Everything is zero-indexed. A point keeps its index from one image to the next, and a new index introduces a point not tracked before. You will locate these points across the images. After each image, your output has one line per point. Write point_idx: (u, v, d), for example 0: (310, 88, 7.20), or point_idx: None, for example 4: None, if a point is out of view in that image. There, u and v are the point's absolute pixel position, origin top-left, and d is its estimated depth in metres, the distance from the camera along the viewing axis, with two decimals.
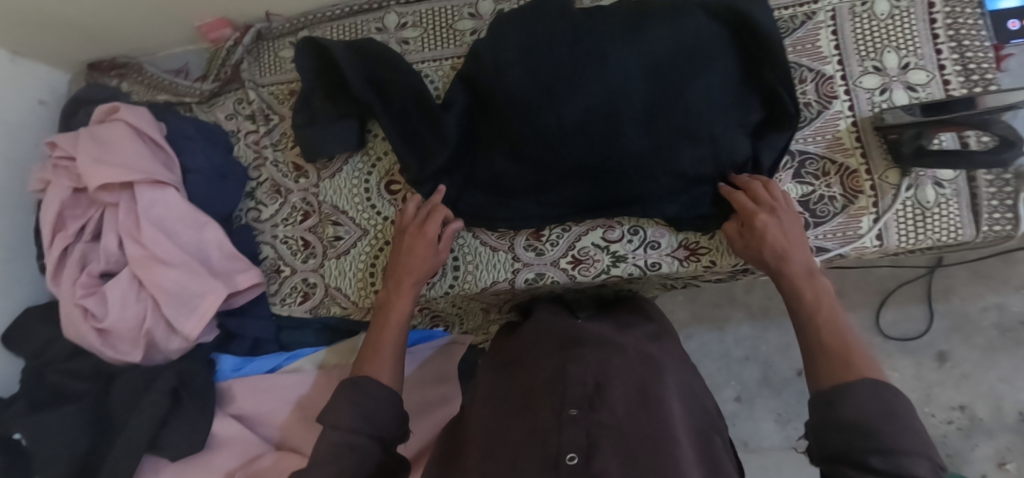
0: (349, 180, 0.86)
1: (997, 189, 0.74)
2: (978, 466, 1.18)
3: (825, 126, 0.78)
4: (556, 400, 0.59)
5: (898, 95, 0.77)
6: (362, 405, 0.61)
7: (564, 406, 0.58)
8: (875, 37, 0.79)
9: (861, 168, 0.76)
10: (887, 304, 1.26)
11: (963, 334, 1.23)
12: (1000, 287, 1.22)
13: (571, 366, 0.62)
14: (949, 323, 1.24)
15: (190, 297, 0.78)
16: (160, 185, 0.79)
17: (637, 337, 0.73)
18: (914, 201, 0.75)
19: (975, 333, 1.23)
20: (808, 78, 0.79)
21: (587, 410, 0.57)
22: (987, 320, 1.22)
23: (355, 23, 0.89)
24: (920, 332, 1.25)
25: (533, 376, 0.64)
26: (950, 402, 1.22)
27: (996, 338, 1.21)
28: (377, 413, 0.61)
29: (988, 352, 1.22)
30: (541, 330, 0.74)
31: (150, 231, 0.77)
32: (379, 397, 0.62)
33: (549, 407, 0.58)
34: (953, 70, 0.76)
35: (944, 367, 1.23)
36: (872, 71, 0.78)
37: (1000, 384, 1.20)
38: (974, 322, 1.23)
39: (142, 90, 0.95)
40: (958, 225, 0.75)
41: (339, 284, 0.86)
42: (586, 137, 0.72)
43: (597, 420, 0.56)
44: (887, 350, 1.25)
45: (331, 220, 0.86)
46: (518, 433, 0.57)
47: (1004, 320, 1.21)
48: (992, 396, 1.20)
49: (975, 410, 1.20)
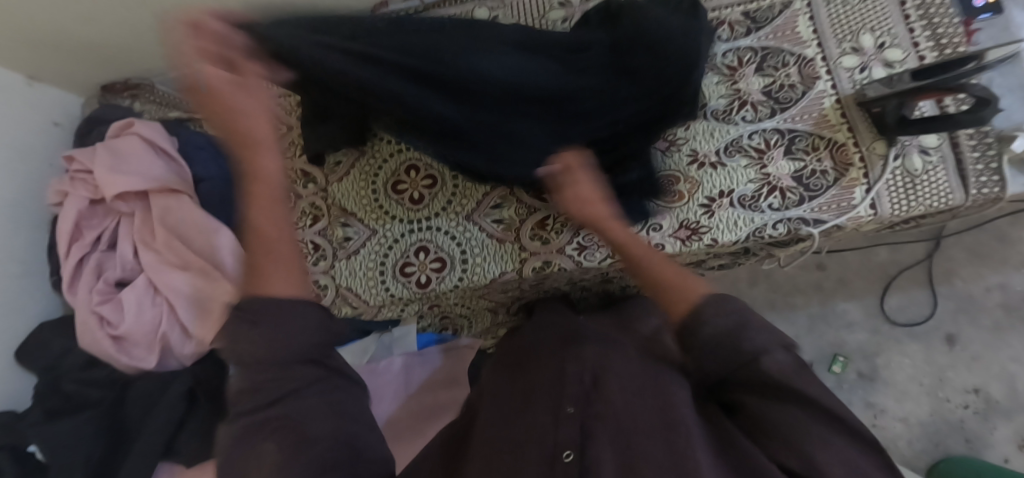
0: (356, 184, 0.89)
1: (980, 153, 0.77)
2: (1000, 450, 1.22)
3: (810, 106, 0.82)
4: (553, 399, 0.59)
5: (876, 72, 0.81)
6: (276, 324, 0.45)
7: (560, 406, 0.57)
8: (851, 20, 0.83)
9: (849, 142, 0.80)
10: (891, 290, 1.30)
11: (968, 314, 1.27)
12: (1000, 266, 1.27)
13: (569, 365, 0.63)
14: (954, 304, 1.28)
15: (204, 300, 0.79)
16: (175, 193, 0.82)
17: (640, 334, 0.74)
18: (902, 169, 0.78)
19: (981, 314, 1.27)
20: (790, 62, 0.83)
21: (584, 407, 0.56)
22: (991, 300, 1.26)
23: None
24: (926, 316, 1.29)
25: (531, 377, 0.64)
26: (964, 386, 1.25)
27: (1002, 317, 1.26)
28: (300, 325, 0.46)
29: (995, 331, 1.26)
30: (544, 331, 0.75)
31: (165, 238, 0.80)
32: (304, 311, 0.47)
33: (545, 406, 0.58)
34: (926, 47, 0.81)
35: (954, 349, 1.27)
36: (850, 52, 0.82)
37: (1011, 363, 1.24)
38: (979, 302, 1.27)
39: (153, 109, 1.00)
40: (948, 189, 0.77)
41: (349, 284, 0.88)
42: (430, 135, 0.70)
43: (591, 414, 0.55)
44: (895, 337, 1.29)
45: (341, 221, 0.89)
46: (515, 431, 0.56)
47: (1007, 299, 1.26)
48: (1006, 377, 1.24)
49: (988, 392, 1.24)
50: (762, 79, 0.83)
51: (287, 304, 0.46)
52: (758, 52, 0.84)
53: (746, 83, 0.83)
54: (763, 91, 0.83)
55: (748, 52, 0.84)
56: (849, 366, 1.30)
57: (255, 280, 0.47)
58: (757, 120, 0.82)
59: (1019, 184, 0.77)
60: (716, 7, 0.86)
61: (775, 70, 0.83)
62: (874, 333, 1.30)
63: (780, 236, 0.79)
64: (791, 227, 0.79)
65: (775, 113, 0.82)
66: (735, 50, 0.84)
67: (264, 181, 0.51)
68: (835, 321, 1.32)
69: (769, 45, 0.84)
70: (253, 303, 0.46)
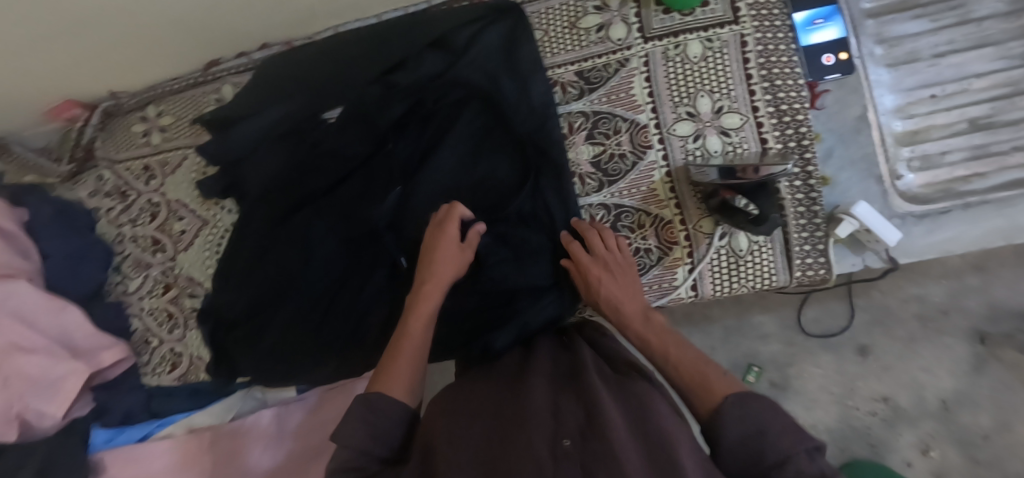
0: (201, 253, 0.90)
1: (808, 234, 0.74)
2: (902, 455, 1.06)
3: (639, 178, 0.77)
4: (548, 432, 0.51)
5: (711, 141, 0.76)
6: (376, 425, 0.58)
7: (556, 436, 0.50)
8: (687, 81, 0.77)
9: (676, 219, 0.76)
10: (808, 302, 1.11)
11: (883, 327, 1.09)
12: (921, 278, 1.08)
13: (562, 401, 0.56)
14: (870, 316, 1.09)
15: (51, 381, 0.83)
16: (11, 278, 0.83)
17: (567, 350, 0.70)
18: (727, 248, 0.75)
19: (896, 326, 1.08)
20: (622, 128, 0.78)
21: (580, 440, 0.49)
22: (908, 311, 1.08)
23: (194, 95, 0.92)
24: (842, 328, 1.10)
25: (524, 399, 0.57)
26: (872, 394, 1.08)
27: (917, 329, 1.07)
28: (380, 425, 0.58)
29: (909, 343, 1.07)
30: (542, 357, 0.68)
31: (6, 323, 0.82)
32: (394, 416, 0.59)
33: (539, 436, 0.50)
34: (765, 112, 0.75)
35: (866, 360, 1.08)
36: (685, 117, 0.77)
37: (922, 373, 1.06)
38: (895, 314, 1.08)
39: (14, 171, 0.99)
40: (772, 270, 0.75)
41: (200, 352, 0.90)
42: (356, 183, 0.79)
43: (592, 449, 0.48)
44: (809, 348, 1.10)
45: (188, 292, 0.91)
46: (496, 444, 0.52)
47: (924, 311, 1.07)
48: (914, 386, 1.06)
49: (898, 401, 1.07)
50: (591, 148, 0.79)
51: (386, 400, 0.59)
52: (590, 117, 0.79)
53: (575, 152, 0.79)
54: (592, 162, 0.79)
55: (580, 116, 0.79)
56: (763, 376, 1.11)
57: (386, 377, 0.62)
58: (584, 194, 0.79)
59: (848, 264, 0.76)
60: (549, 65, 0.81)
61: (606, 138, 0.79)
62: (788, 345, 1.11)
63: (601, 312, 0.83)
64: None
65: (602, 186, 0.78)
66: (566, 114, 0.80)
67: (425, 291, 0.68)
68: (750, 333, 1.12)
69: (601, 110, 0.79)
70: (366, 408, 0.58)
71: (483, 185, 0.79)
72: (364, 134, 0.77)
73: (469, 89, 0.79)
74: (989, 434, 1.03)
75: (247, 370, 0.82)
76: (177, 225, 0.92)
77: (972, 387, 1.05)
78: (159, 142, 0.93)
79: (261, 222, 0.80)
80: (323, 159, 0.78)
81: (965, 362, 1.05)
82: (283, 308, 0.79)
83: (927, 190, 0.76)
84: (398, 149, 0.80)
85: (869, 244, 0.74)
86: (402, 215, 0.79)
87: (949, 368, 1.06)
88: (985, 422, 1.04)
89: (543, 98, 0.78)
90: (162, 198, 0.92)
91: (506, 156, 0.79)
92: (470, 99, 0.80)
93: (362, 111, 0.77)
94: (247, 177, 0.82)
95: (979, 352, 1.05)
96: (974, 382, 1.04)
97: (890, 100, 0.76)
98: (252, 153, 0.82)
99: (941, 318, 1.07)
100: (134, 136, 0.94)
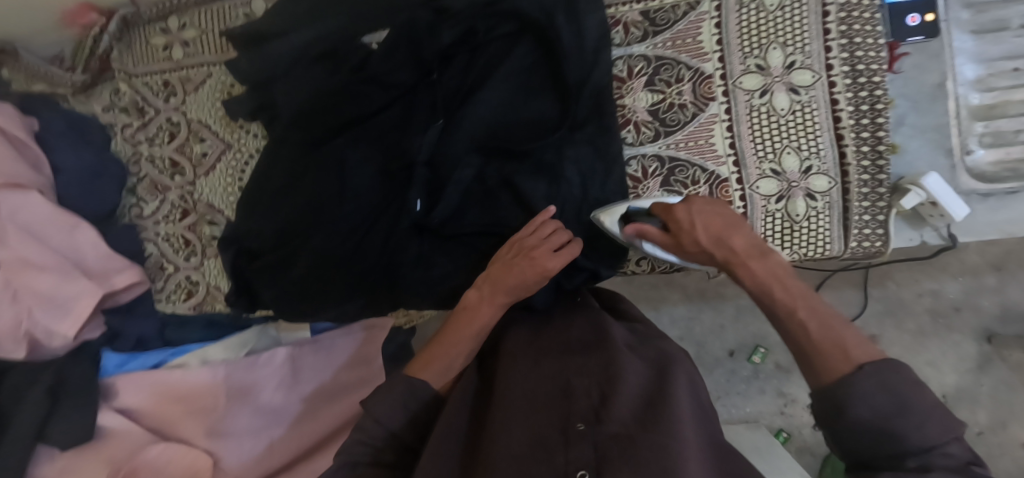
0: (222, 178, 0.86)
1: (870, 204, 0.71)
2: None
3: (697, 131, 0.73)
4: (560, 414, 0.47)
5: (778, 98, 0.71)
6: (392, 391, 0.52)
7: (568, 421, 0.46)
8: (760, 31, 0.72)
9: (732, 177, 0.72)
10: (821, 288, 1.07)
11: (893, 319, 1.05)
12: (938, 272, 1.03)
13: (575, 377, 0.51)
14: (883, 307, 1.05)
15: (64, 300, 0.79)
16: (20, 188, 0.78)
17: (586, 311, 0.65)
18: (782, 213, 0.72)
19: (907, 318, 1.04)
20: (685, 77, 0.73)
21: (596, 424, 0.45)
22: (921, 305, 1.04)
23: (222, 8, 0.86)
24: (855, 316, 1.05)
25: (535, 378, 0.53)
26: None
27: (927, 323, 1.03)
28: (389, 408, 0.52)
29: (916, 337, 1.04)
30: (555, 327, 0.63)
31: (16, 235, 0.77)
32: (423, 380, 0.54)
33: (548, 421, 0.47)
34: (840, 71, 0.70)
35: None
36: (754, 70, 0.72)
37: (926, 367, 1.03)
38: (907, 307, 1.04)
39: (22, 80, 0.94)
40: (827, 239, 0.72)
41: (218, 282, 0.86)
42: (400, 110, 0.76)
43: (607, 433, 0.43)
44: None
45: (207, 219, 0.86)
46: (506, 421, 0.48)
47: (937, 305, 1.03)
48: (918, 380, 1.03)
49: None
50: (650, 95, 0.74)
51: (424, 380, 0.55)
52: (651, 62, 0.74)
53: (631, 99, 0.75)
54: (649, 110, 0.74)
55: (641, 61, 0.75)
56: (770, 358, 1.04)
57: (436, 356, 0.58)
58: (638, 143, 0.75)
59: (905, 238, 0.76)
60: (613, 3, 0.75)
61: (667, 86, 0.74)
62: None
63: (641, 271, 0.77)
64: (653, 263, 0.76)
65: (658, 137, 0.74)
66: (626, 57, 0.75)
67: (503, 275, 0.63)
68: None
69: (664, 55, 0.74)
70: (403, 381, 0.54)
71: (534, 125, 0.74)
72: (411, 61, 0.73)
73: (524, 21, 0.73)
74: (983, 431, 1.00)
75: (269, 303, 0.79)
76: (199, 147, 0.86)
77: (973, 385, 1.01)
78: (181, 57, 0.87)
79: (296, 145, 0.76)
80: (365, 84, 0.74)
81: (970, 360, 1.01)
82: (317, 237, 0.75)
83: (996, 169, 0.73)
84: (445, 80, 0.76)
85: (931, 219, 0.72)
86: (443, 150, 0.74)
87: (954, 364, 1.02)
88: (981, 419, 1.01)
89: (602, 33, 0.72)
90: (185, 119, 0.87)
91: (555, 99, 0.74)
92: (524, 33, 0.74)
93: (413, 33, 0.72)
94: (279, 96, 0.76)
95: (985, 350, 1.01)
96: (976, 380, 1.01)
97: (970, 71, 0.74)
98: (287, 70, 0.76)
99: (953, 315, 1.02)
100: (153, 48, 0.88)
